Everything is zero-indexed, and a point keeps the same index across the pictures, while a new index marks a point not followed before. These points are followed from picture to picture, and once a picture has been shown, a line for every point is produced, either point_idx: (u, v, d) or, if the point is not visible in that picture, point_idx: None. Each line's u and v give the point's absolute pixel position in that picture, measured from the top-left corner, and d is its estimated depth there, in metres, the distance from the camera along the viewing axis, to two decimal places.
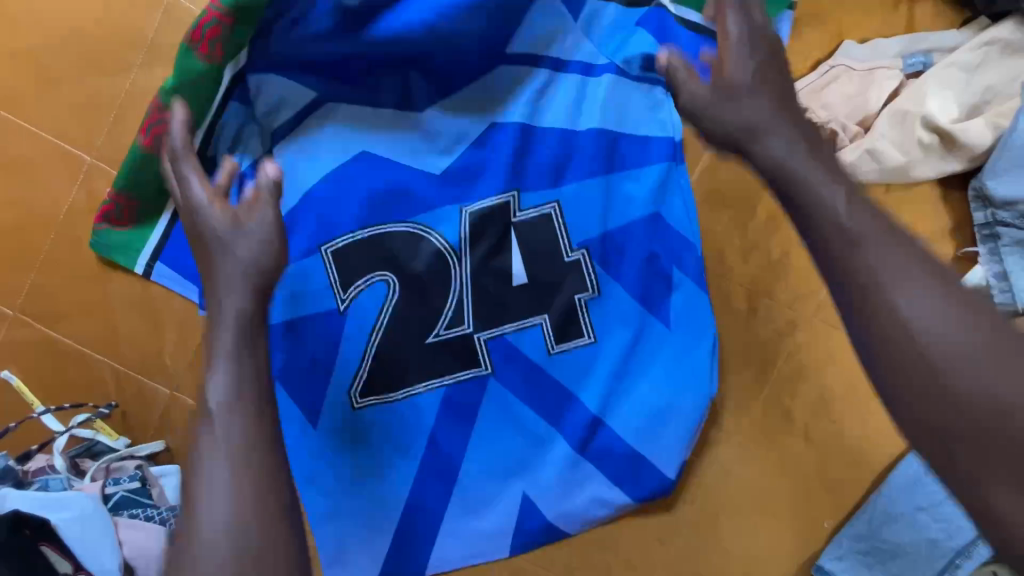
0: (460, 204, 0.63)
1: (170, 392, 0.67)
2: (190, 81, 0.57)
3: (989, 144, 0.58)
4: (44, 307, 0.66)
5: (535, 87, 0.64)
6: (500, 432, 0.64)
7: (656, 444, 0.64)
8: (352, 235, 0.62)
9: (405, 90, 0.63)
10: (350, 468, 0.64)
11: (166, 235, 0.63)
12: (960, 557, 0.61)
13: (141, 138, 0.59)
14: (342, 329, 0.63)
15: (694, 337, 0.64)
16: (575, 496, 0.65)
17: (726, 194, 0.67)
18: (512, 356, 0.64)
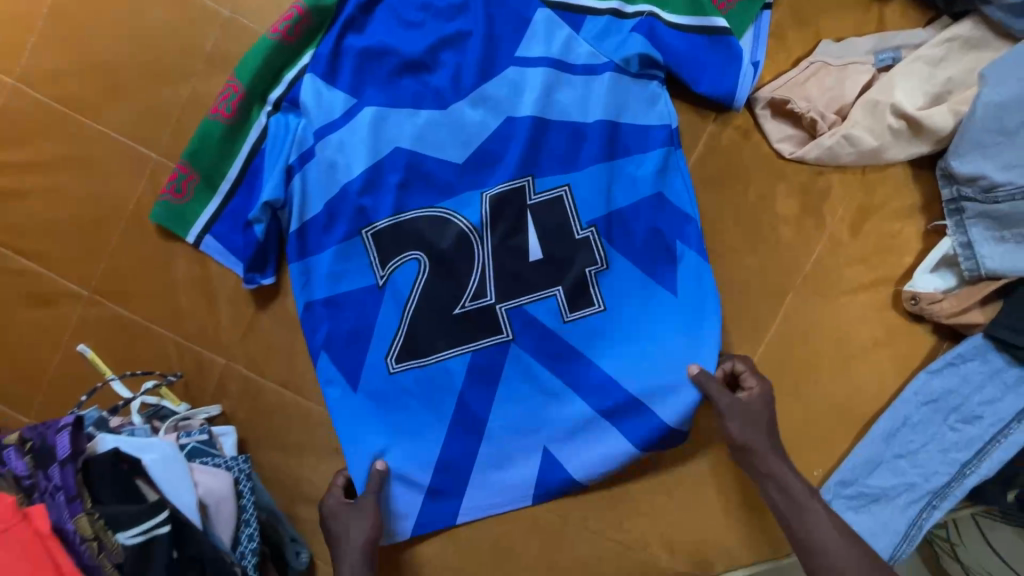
0: (482, 190, 0.72)
1: (225, 363, 0.75)
2: (270, 67, 0.71)
3: (951, 129, 0.65)
4: (115, 287, 0.74)
5: (560, 86, 0.71)
6: (521, 390, 0.72)
7: (663, 401, 0.71)
8: (392, 218, 0.71)
9: (433, 91, 0.71)
10: (391, 423, 0.72)
11: (220, 205, 0.72)
12: (936, 499, 0.69)
13: (217, 114, 0.71)
14: (380, 301, 0.72)
15: (697, 301, 0.70)
16: (590, 448, 0.72)
17: (723, 173, 0.72)
18: (530, 323, 0.72)
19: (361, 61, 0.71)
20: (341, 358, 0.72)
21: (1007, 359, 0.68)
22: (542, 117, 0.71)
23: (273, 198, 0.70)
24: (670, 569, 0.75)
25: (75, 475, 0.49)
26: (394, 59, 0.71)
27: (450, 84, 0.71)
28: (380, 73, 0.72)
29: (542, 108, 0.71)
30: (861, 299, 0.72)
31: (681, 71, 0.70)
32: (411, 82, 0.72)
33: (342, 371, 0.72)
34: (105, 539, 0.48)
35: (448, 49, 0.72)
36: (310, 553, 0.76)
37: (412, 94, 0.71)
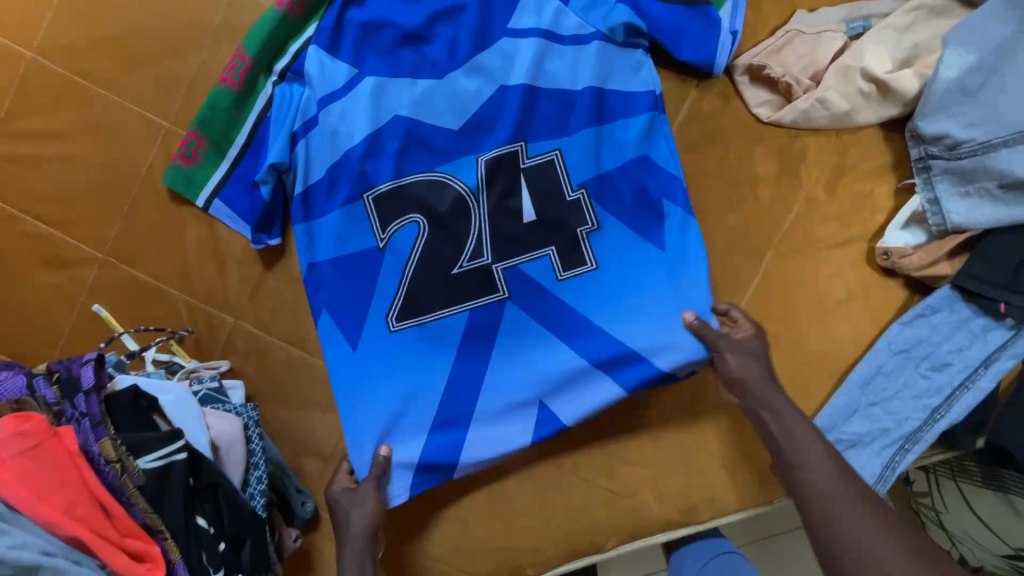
0: (477, 154, 0.75)
1: (234, 321, 0.78)
2: (276, 37, 0.75)
3: (918, 90, 0.70)
4: (129, 250, 0.78)
5: (550, 56, 0.75)
6: (520, 349, 0.75)
7: (659, 352, 0.73)
8: (393, 182, 0.75)
9: (430, 62, 0.75)
10: (394, 378, 0.74)
11: (229, 170, 0.76)
12: (909, 442, 0.73)
13: (226, 83, 0.75)
14: (381, 262, 0.75)
15: (686, 257, 0.73)
16: (588, 400, 0.74)
17: (705, 137, 0.76)
18: (526, 282, 0.75)
19: (361, 34, 0.75)
20: (342, 315, 0.75)
21: (974, 309, 0.72)
22: (534, 85, 0.74)
23: (279, 160, 0.73)
24: (659, 515, 0.78)
25: (100, 403, 0.52)
26: (393, 31, 0.75)
27: (446, 55, 0.75)
28: (381, 44, 0.75)
29: (533, 78, 0.74)
30: (837, 255, 0.76)
31: (664, 40, 0.74)
32: (409, 53, 0.75)
33: (343, 327, 0.75)
34: (127, 462, 0.51)
35: (443, 21, 0.75)
36: (315, 504, 0.79)
37: (411, 65, 0.75)
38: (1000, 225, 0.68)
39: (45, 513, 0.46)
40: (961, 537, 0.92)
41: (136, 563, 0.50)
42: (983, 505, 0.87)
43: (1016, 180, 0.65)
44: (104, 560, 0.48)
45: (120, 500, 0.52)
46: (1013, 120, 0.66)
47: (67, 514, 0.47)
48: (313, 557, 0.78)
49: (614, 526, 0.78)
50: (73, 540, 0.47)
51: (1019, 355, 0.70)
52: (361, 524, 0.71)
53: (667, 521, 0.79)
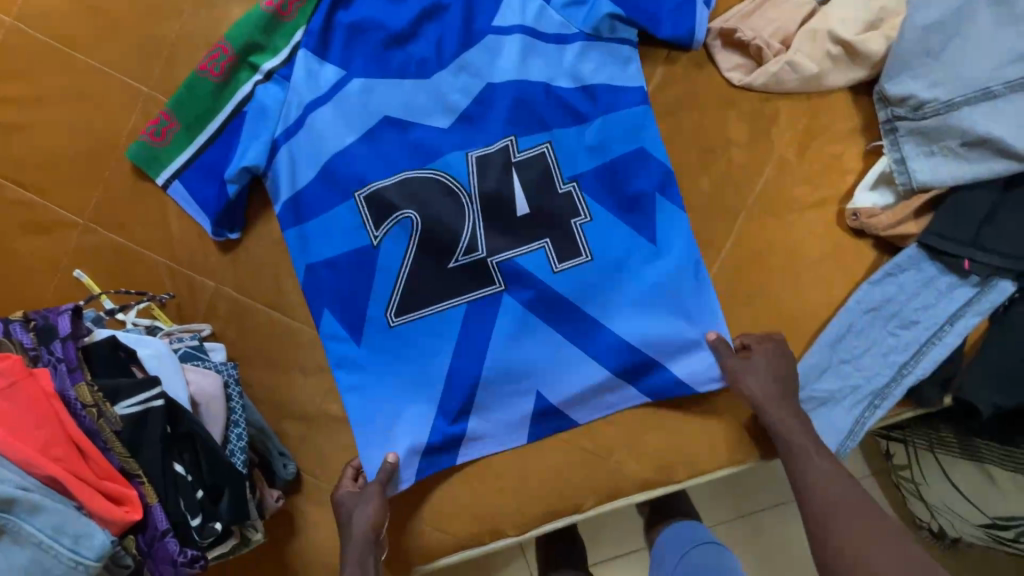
0: (467, 151, 0.76)
1: (216, 286, 0.79)
2: (263, 35, 0.75)
3: (883, 53, 0.72)
4: (109, 215, 0.78)
5: (535, 54, 0.76)
6: (529, 341, 0.76)
7: (664, 352, 0.76)
8: (388, 180, 0.75)
9: (417, 61, 0.76)
10: (400, 370, 0.76)
11: (195, 154, 0.76)
12: (878, 397, 0.75)
13: (204, 70, 0.75)
14: (375, 261, 0.76)
15: (676, 253, 0.76)
16: (603, 399, 0.78)
17: (679, 100, 0.78)
18: (519, 273, 0.76)
19: (349, 35, 0.76)
20: (343, 314, 0.77)
21: (941, 268, 0.73)
22: (520, 81, 0.76)
23: (254, 164, 0.75)
24: (637, 477, 0.79)
25: (76, 350, 0.54)
26: (380, 33, 0.76)
27: (433, 53, 0.76)
28: (368, 45, 0.76)
29: (519, 73, 0.76)
30: (809, 216, 0.77)
31: (643, 22, 0.75)
32: (397, 54, 0.76)
33: (346, 326, 0.77)
34: (104, 407, 0.53)
35: (430, 21, 0.76)
36: (297, 467, 0.79)
37: (398, 64, 0.76)
38: (965, 183, 0.70)
39: (22, 452, 0.47)
40: (939, 507, 0.97)
41: (116, 505, 0.50)
42: (960, 477, 0.91)
43: (979, 137, 0.67)
44: (81, 500, 0.48)
45: (97, 444, 0.52)
46: (974, 79, 0.68)
47: (43, 454, 0.48)
48: (295, 517, 0.79)
49: (591, 486, 0.78)
50: (50, 479, 0.47)
51: (984, 311, 0.72)
52: (362, 526, 0.71)
53: (645, 481, 0.79)
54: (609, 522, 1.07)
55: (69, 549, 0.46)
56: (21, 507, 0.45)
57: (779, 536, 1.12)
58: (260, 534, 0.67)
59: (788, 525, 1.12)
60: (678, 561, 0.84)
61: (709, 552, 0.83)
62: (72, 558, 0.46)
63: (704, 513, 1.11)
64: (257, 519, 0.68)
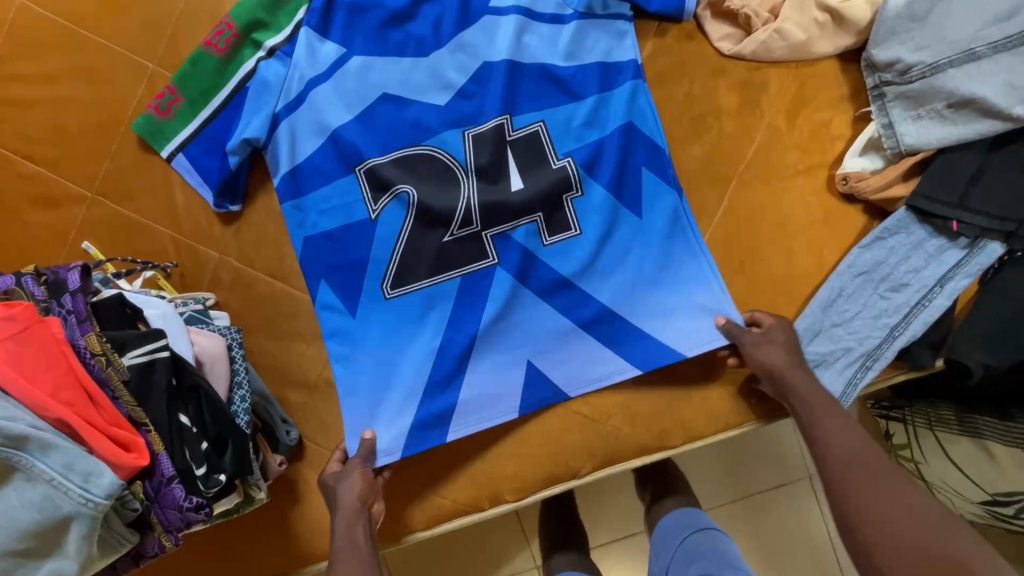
0: (464, 129, 0.78)
1: (219, 256, 0.81)
2: (265, 13, 0.77)
3: (869, 19, 0.74)
4: (116, 188, 0.80)
5: (531, 31, 0.78)
6: (519, 316, 0.78)
7: (656, 320, 0.78)
8: (384, 156, 0.77)
9: (416, 40, 0.78)
10: (397, 343, 0.78)
11: (199, 128, 0.78)
12: (870, 359, 0.75)
13: (210, 46, 0.76)
14: (373, 234, 0.77)
15: (663, 224, 0.78)
16: (595, 366, 0.78)
17: (670, 71, 0.79)
18: (512, 246, 0.77)
19: (349, 15, 0.78)
20: (339, 286, 0.78)
21: (931, 231, 0.74)
22: (515, 61, 0.77)
23: (255, 136, 0.76)
24: (633, 442, 0.80)
25: (85, 303, 0.56)
26: (380, 12, 0.77)
27: (431, 32, 0.78)
28: (367, 25, 0.78)
29: (514, 53, 0.77)
30: (799, 182, 0.78)
31: None
32: (396, 33, 0.78)
33: (341, 298, 0.78)
34: (112, 357, 0.55)
35: (429, 4, 0.78)
36: (300, 434, 0.80)
37: (398, 44, 0.78)
38: (951, 144, 0.71)
39: (32, 395, 0.48)
40: (937, 485, 0.97)
41: (124, 452, 0.52)
42: (959, 454, 0.92)
43: (964, 98, 0.69)
44: (90, 444, 0.50)
45: (107, 393, 0.54)
46: (958, 40, 0.69)
47: (54, 398, 0.49)
48: (298, 484, 0.80)
49: (586, 451, 0.80)
50: (59, 422, 0.49)
51: (974, 273, 0.72)
52: (349, 500, 0.71)
53: (641, 445, 0.80)
54: (609, 504, 1.08)
55: (80, 487, 0.48)
56: (33, 446, 0.47)
57: (780, 516, 1.12)
58: (262, 496, 0.69)
59: (787, 504, 1.13)
60: (677, 546, 0.84)
61: (708, 540, 0.83)
62: (82, 495, 0.48)
63: (702, 498, 1.12)
64: (259, 480, 0.69)
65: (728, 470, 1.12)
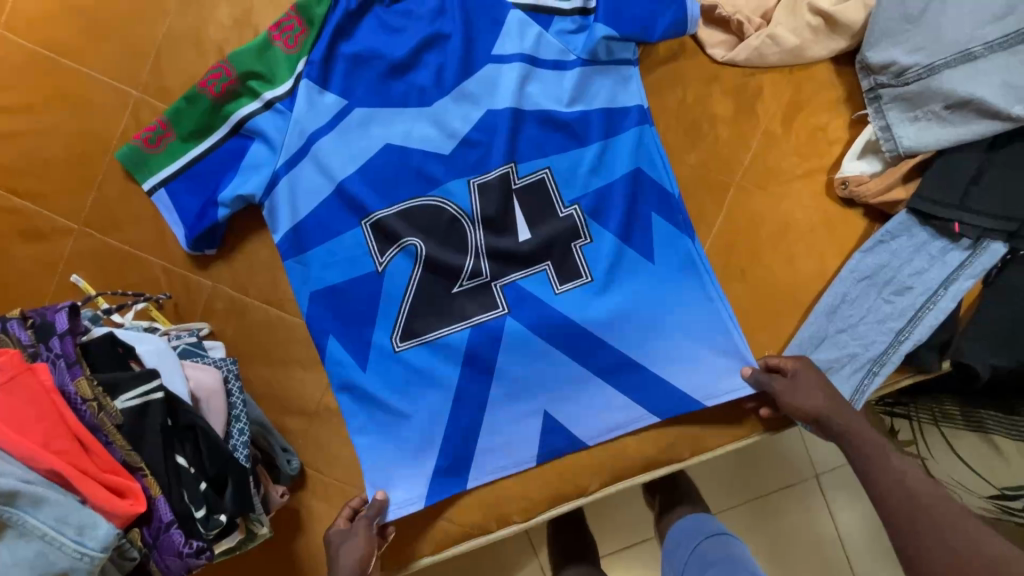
0: (469, 178, 0.75)
1: (212, 285, 0.79)
2: (267, 62, 0.72)
3: (862, 22, 0.73)
4: (103, 218, 0.78)
5: (535, 81, 0.75)
6: (530, 363, 0.75)
7: (674, 372, 0.76)
8: (389, 208, 0.75)
9: (418, 90, 0.75)
10: (403, 394, 0.75)
11: (185, 166, 0.74)
12: (876, 365, 0.74)
13: (206, 88, 0.72)
14: (380, 288, 0.75)
15: (676, 269, 0.75)
16: (608, 418, 0.76)
17: (662, 78, 0.78)
18: (525, 297, 0.75)
19: (350, 66, 0.74)
20: (348, 341, 0.75)
21: (932, 232, 0.74)
22: (519, 109, 0.75)
23: (250, 193, 0.73)
24: (641, 457, 0.78)
25: (74, 345, 0.54)
26: (380, 62, 0.74)
27: (433, 81, 0.74)
28: (369, 77, 0.74)
29: (517, 101, 0.74)
30: (798, 188, 0.78)
31: (635, 33, 0.73)
32: (398, 85, 0.75)
33: (351, 353, 0.75)
34: (104, 401, 0.53)
35: (431, 50, 0.74)
36: (301, 462, 0.79)
37: (400, 94, 0.75)
38: (949, 146, 0.71)
39: (21, 446, 0.47)
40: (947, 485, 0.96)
41: (118, 498, 0.50)
42: (966, 447, 0.92)
43: (962, 99, 0.68)
44: (84, 494, 0.48)
45: (99, 438, 0.53)
46: (953, 41, 0.69)
47: (46, 448, 0.48)
48: (301, 513, 0.79)
49: (595, 468, 0.78)
50: (51, 472, 0.47)
51: (977, 274, 0.72)
52: (350, 561, 0.69)
53: (647, 460, 0.79)
54: (618, 513, 1.07)
55: (74, 541, 0.46)
56: (24, 501, 0.45)
57: (790, 519, 1.11)
58: (263, 529, 0.66)
59: (796, 505, 1.12)
60: (688, 557, 0.82)
61: (719, 546, 0.81)
62: (77, 550, 0.46)
63: (711, 502, 1.11)
64: (262, 513, 0.67)
65: (736, 471, 1.12)
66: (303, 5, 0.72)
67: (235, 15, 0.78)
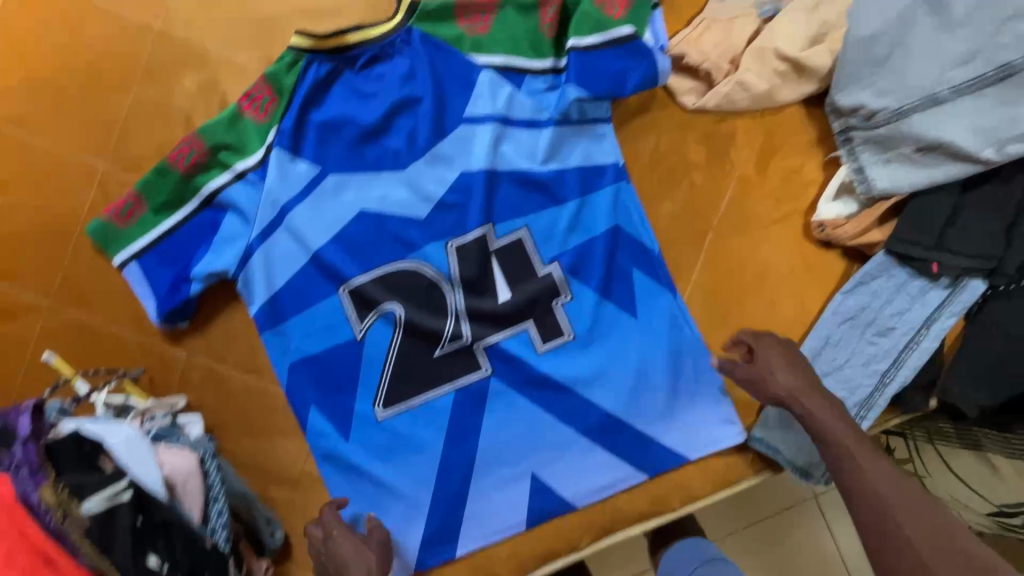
0: (446, 241, 0.75)
1: (187, 356, 0.78)
2: (238, 132, 0.72)
3: (830, 66, 0.73)
4: (73, 293, 0.77)
5: (508, 140, 0.76)
6: (514, 423, 0.76)
7: (657, 426, 0.77)
8: (367, 274, 0.75)
9: (391, 154, 0.75)
10: (389, 460, 0.75)
11: (156, 238, 0.73)
12: (864, 409, 0.73)
13: (177, 161, 0.72)
14: (362, 355, 0.75)
15: (656, 324, 0.76)
16: (594, 476, 0.76)
17: (633, 129, 0.78)
18: (508, 359, 0.76)
19: (322, 133, 0.74)
20: (331, 410, 0.75)
21: (911, 272, 0.73)
22: (493, 170, 0.75)
23: (225, 268, 0.73)
24: (631, 510, 0.78)
25: (37, 451, 0.55)
26: (352, 128, 0.74)
27: (406, 145, 0.75)
28: (341, 142, 0.74)
29: (491, 162, 0.75)
30: (776, 232, 0.77)
31: (608, 93, 0.73)
32: (372, 150, 0.75)
33: (333, 423, 0.75)
34: (70, 508, 0.54)
35: (403, 114, 0.75)
36: (285, 533, 0.77)
37: (374, 158, 0.75)
38: (923, 187, 0.70)
39: None
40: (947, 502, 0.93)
41: None
42: (962, 467, 0.90)
43: (931, 142, 0.68)
44: None
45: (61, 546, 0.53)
46: (921, 85, 0.69)
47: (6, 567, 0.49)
48: None
49: (585, 523, 0.77)
50: None
51: (959, 311, 0.72)
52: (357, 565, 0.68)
53: (638, 513, 0.78)
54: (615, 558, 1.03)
55: None
56: None
57: (792, 541, 1.10)
58: None
59: (795, 527, 1.10)
60: None
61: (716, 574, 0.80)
62: None
63: (708, 530, 1.10)
64: None
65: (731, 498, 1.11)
66: (272, 74, 0.72)
67: (202, 83, 0.77)
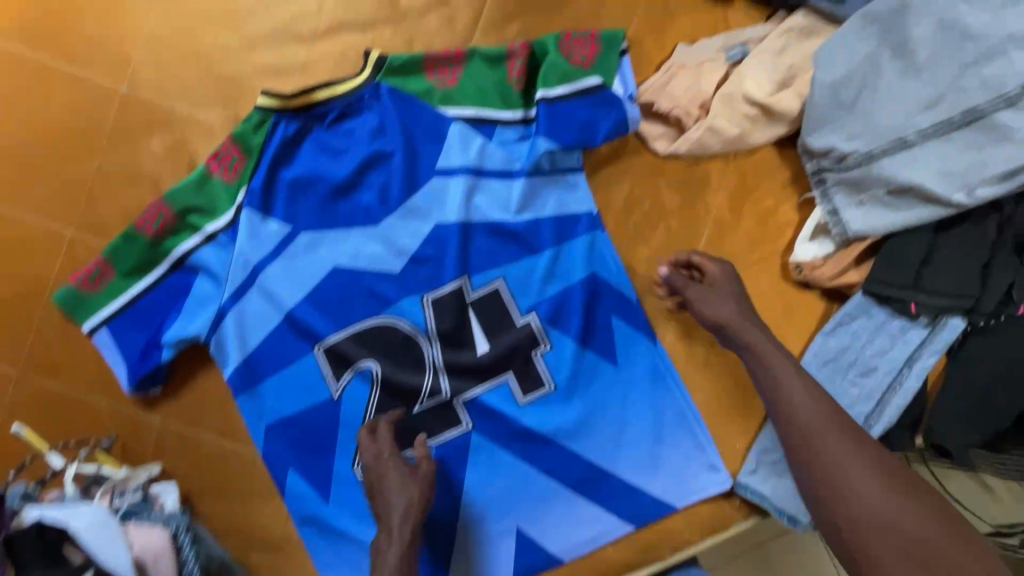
0: (421, 295, 0.74)
1: (160, 421, 0.76)
2: (207, 193, 0.71)
3: (799, 109, 0.73)
4: (42, 362, 0.75)
5: (481, 192, 0.75)
6: (496, 478, 0.74)
7: (643, 475, 0.75)
8: (341, 332, 0.74)
9: (363, 210, 0.74)
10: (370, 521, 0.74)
11: (125, 304, 0.71)
12: None
13: (145, 226, 0.71)
14: (339, 415, 0.74)
15: (636, 371, 0.75)
16: (580, 529, 0.75)
17: (607, 175, 0.77)
18: (489, 412, 0.75)
19: (292, 190, 0.73)
20: (309, 473, 0.74)
21: (890, 311, 0.73)
22: (467, 222, 0.74)
23: (196, 332, 0.72)
24: (619, 562, 0.76)
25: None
26: (323, 186, 0.73)
27: (378, 200, 0.74)
28: (312, 200, 0.73)
29: (465, 214, 0.74)
30: (754, 274, 0.77)
31: (578, 142, 0.72)
32: (344, 206, 0.74)
33: (312, 485, 0.74)
34: None
35: (374, 169, 0.74)
36: None
37: (346, 214, 0.74)
38: (897, 229, 0.70)
39: None
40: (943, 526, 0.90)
41: None
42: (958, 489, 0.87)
43: (902, 185, 0.68)
44: None
45: None
46: (889, 128, 0.69)
47: None
48: None
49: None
50: None
51: (939, 350, 0.71)
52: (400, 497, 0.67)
53: (626, 565, 0.76)
54: None
55: None
56: None
57: None
58: None
59: None
60: None
61: None
62: None
63: None
64: None
65: None
66: (240, 135, 0.71)
67: (170, 144, 0.76)
